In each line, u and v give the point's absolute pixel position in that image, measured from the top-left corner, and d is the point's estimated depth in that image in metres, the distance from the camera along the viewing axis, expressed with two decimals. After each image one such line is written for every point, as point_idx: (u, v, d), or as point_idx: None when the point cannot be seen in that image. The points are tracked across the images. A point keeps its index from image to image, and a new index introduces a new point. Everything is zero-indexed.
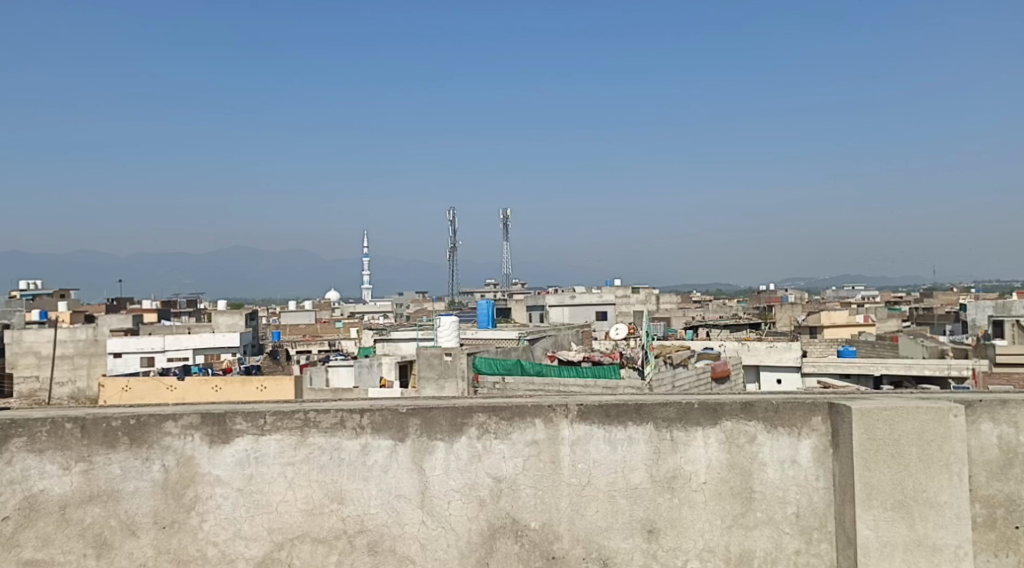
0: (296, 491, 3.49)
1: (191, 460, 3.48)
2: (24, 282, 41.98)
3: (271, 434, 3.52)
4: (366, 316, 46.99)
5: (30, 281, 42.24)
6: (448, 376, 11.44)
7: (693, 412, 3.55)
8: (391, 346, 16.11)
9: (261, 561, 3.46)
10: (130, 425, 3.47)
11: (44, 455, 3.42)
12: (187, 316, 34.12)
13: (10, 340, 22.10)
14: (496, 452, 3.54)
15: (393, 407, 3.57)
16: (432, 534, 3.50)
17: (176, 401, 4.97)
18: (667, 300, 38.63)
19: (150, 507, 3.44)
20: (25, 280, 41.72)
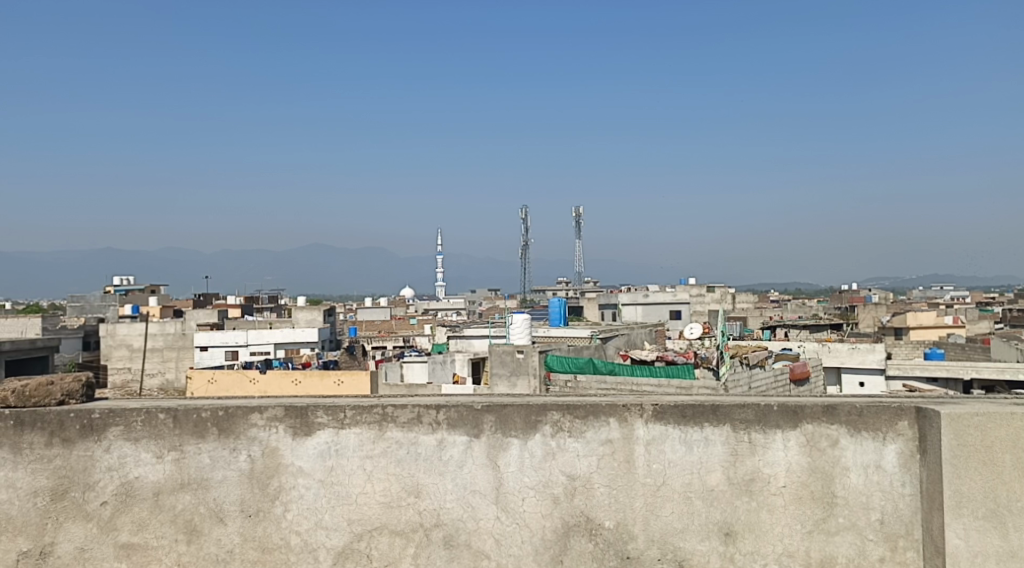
0: (375, 484, 3.57)
1: (276, 451, 3.58)
2: (117, 279, 43.61)
3: (350, 427, 3.59)
4: (442, 314, 47.48)
5: (123, 278, 43.83)
6: (521, 374, 11.57)
7: (771, 414, 3.52)
8: (465, 343, 16.27)
9: (341, 552, 3.54)
10: (218, 416, 3.58)
11: (139, 443, 3.55)
12: (268, 311, 35.06)
13: (105, 333, 23.01)
14: (571, 449, 3.56)
15: (468, 403, 3.62)
16: (507, 530, 3.54)
17: (262, 396, 5.11)
18: (743, 299, 38.12)
19: (238, 496, 3.55)
20: (117, 277, 43.35)
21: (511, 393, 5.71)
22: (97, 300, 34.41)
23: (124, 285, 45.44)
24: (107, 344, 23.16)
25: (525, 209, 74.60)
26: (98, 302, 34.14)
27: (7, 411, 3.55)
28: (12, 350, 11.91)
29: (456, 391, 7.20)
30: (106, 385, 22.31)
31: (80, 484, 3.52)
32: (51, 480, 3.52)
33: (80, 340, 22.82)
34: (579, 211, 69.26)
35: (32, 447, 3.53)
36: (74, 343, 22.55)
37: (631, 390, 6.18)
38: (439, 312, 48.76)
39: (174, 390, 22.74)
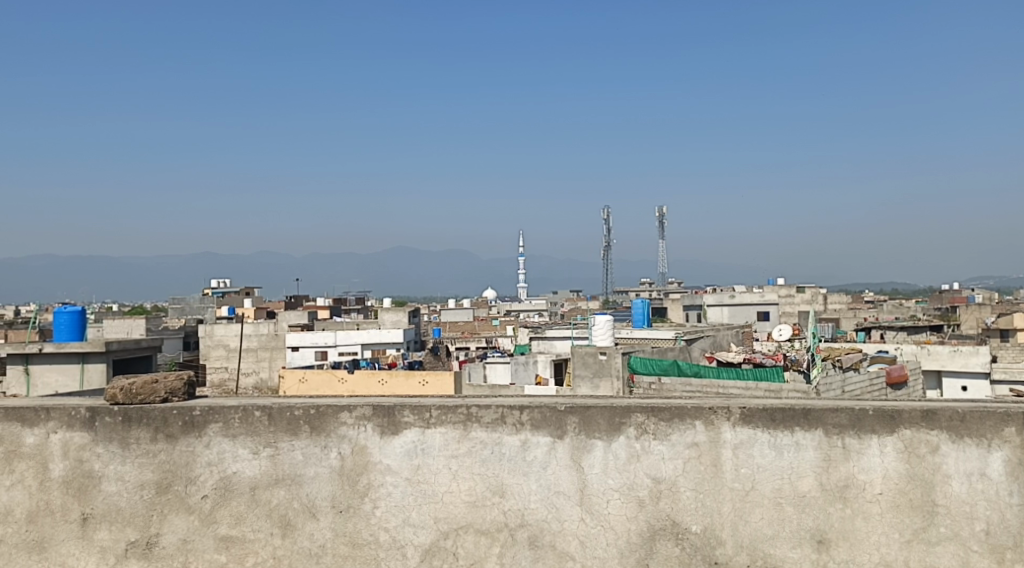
0: (460, 483, 3.61)
1: (364, 449, 3.65)
2: (214, 284, 45.09)
3: (436, 427, 3.64)
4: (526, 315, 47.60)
5: (219, 283, 45.29)
6: (604, 375, 11.54)
7: (866, 418, 3.43)
8: (547, 345, 16.37)
9: (428, 549, 3.58)
10: (310, 414, 3.66)
11: (236, 439, 3.66)
12: (357, 313, 35.71)
13: (203, 333, 23.72)
14: (656, 452, 3.54)
15: (552, 404, 3.62)
16: (591, 532, 3.54)
17: (357, 394, 5.22)
18: (835, 299, 37.21)
19: (329, 492, 3.62)
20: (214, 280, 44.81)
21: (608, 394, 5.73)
22: (196, 302, 35.69)
23: (220, 287, 46.90)
24: (206, 344, 23.88)
25: (608, 209, 74.36)
26: (197, 304, 35.41)
27: (115, 407, 3.70)
28: (118, 349, 12.39)
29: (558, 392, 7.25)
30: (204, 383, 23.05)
31: (182, 477, 3.64)
32: (156, 474, 3.65)
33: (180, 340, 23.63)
34: (663, 210, 68.67)
35: (138, 442, 3.67)
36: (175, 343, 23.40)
37: (728, 394, 6.12)
38: (523, 313, 48.93)
39: (267, 389, 23.35)
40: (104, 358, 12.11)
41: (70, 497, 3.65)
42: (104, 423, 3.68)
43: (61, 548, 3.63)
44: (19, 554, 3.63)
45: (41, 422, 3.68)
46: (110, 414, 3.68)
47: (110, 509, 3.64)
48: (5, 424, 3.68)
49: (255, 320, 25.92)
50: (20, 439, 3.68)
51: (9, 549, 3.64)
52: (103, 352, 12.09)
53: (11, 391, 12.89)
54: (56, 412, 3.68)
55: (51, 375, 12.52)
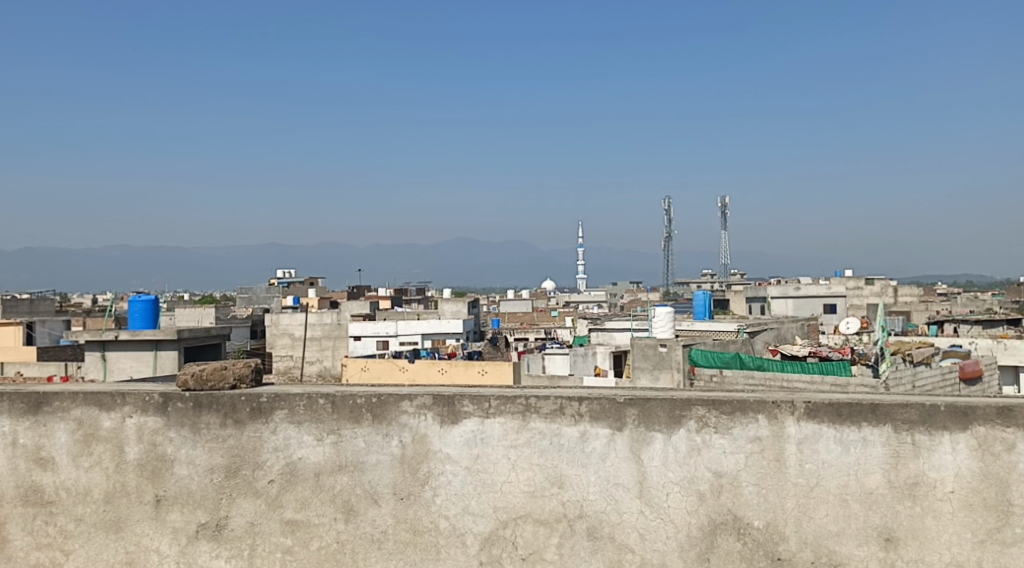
0: (519, 473, 3.61)
1: (425, 438, 3.67)
2: (279, 275, 45.87)
3: (495, 417, 3.64)
4: (587, 307, 47.46)
5: (284, 275, 46.05)
6: (664, 368, 11.52)
7: (937, 415, 3.35)
8: (606, 336, 16.33)
9: (488, 538, 3.59)
10: (372, 402, 3.70)
11: (301, 426, 3.71)
12: (418, 303, 36.05)
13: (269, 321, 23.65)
14: (717, 446, 3.50)
15: (611, 396, 3.60)
16: (651, 525, 3.51)
17: (422, 382, 5.26)
18: (906, 292, 36.36)
19: (390, 479, 3.66)
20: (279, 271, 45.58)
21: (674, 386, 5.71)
22: (263, 291, 36.38)
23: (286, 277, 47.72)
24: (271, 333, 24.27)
25: (670, 200, 73.73)
26: (263, 294, 36.11)
27: (187, 393, 3.77)
28: (190, 337, 12.67)
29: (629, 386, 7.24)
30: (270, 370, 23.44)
31: (250, 462, 3.71)
32: (225, 459, 3.72)
33: (247, 328, 24.08)
34: (726, 201, 67.86)
35: (208, 427, 3.74)
36: (242, 331, 23.86)
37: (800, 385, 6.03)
38: (584, 305, 48.79)
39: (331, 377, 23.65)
40: (176, 346, 12.40)
41: (144, 479, 3.74)
42: (175, 408, 3.76)
43: (136, 528, 3.73)
44: (97, 533, 3.75)
45: (117, 406, 3.78)
46: (182, 399, 3.76)
47: (182, 492, 3.72)
48: (83, 408, 3.79)
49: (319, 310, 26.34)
50: (97, 423, 3.78)
51: (87, 528, 3.75)
52: (175, 340, 12.38)
53: (88, 376, 13.24)
54: (131, 397, 3.77)
55: (127, 361, 12.82)
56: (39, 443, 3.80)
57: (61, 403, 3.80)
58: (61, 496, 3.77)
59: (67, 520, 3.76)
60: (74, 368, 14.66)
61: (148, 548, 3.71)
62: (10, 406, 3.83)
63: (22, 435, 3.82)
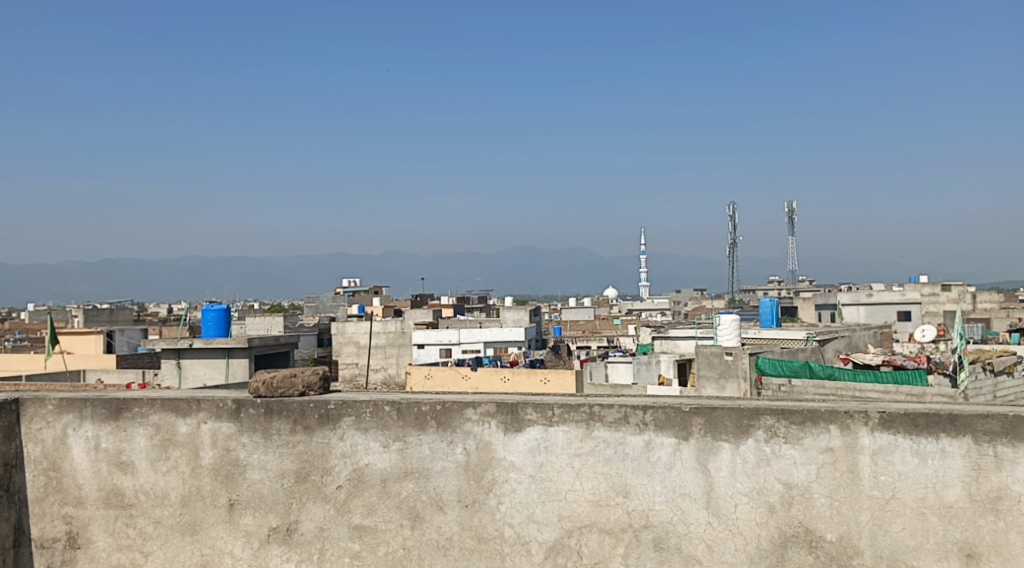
0: (584, 482, 3.57)
1: (489, 445, 3.66)
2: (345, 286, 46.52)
3: (559, 425, 3.61)
4: (651, 314, 47.13)
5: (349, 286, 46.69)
6: (730, 377, 11.34)
7: (1020, 425, 3.20)
8: (670, 345, 16.16)
9: (553, 546, 3.56)
10: (437, 410, 3.69)
11: (368, 432, 3.73)
12: (481, 311, 36.18)
13: (336, 330, 24.31)
14: (787, 457, 3.42)
15: (676, 405, 3.55)
16: (719, 536, 3.45)
17: (491, 389, 5.24)
18: (986, 298, 35.24)
19: (455, 487, 3.65)
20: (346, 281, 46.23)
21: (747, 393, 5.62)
22: (329, 300, 36.91)
23: (351, 286, 48.35)
24: (338, 341, 24.60)
25: (734, 207, 72.92)
26: (329, 303, 36.63)
27: (258, 399, 3.81)
28: (260, 345, 12.96)
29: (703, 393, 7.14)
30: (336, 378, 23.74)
31: (319, 468, 3.74)
32: (295, 464, 3.75)
33: (314, 336, 24.45)
34: (793, 206, 66.65)
35: (279, 433, 3.78)
36: (309, 339, 24.24)
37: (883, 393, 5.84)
38: (648, 313, 48.44)
39: (396, 385, 23.85)
40: (247, 354, 12.70)
41: (218, 483, 3.79)
42: (248, 414, 3.81)
43: (211, 531, 3.78)
44: (174, 536, 3.81)
45: (193, 412, 3.84)
46: (254, 405, 3.81)
47: (254, 496, 3.77)
48: (161, 414, 3.87)
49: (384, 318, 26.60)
50: (173, 428, 3.86)
51: (165, 531, 3.82)
52: (246, 347, 12.70)
53: (163, 383, 13.57)
54: (206, 403, 3.84)
55: (200, 368, 13.07)
56: (120, 447, 3.89)
57: (141, 408, 3.89)
58: (140, 499, 3.85)
59: (147, 522, 3.84)
60: (150, 375, 15.02)
61: (221, 551, 3.76)
62: (92, 411, 3.93)
63: (104, 439, 3.92)
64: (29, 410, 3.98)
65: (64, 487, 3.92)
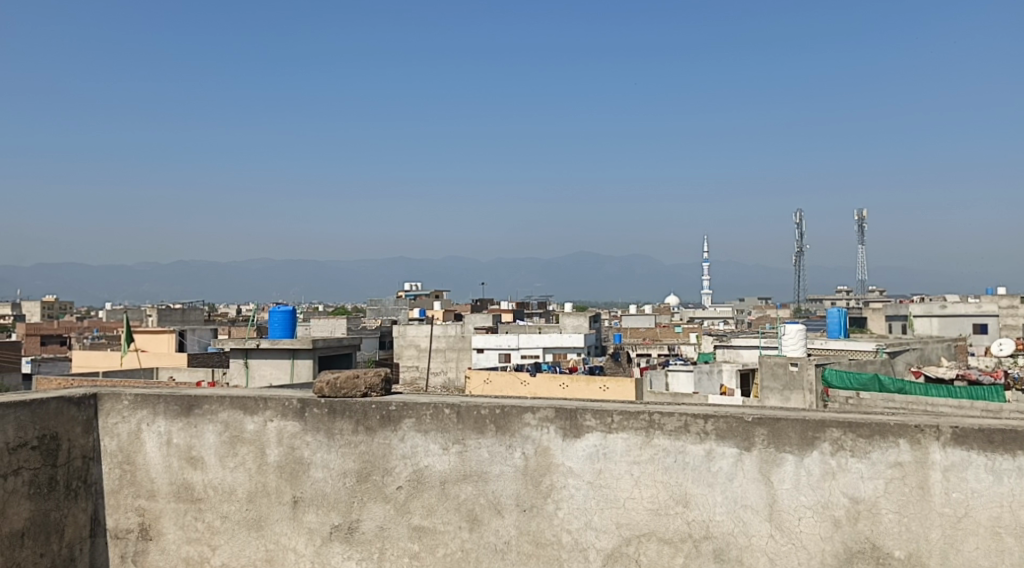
0: (643, 490, 3.52)
1: (547, 451, 3.62)
2: (407, 290, 46.96)
3: (618, 432, 3.57)
4: (713, 322, 46.61)
5: (411, 290, 47.12)
6: (795, 388, 11.13)
7: None
8: (732, 354, 15.91)
9: (611, 554, 3.52)
10: (496, 414, 3.68)
11: (428, 434, 3.73)
12: (540, 317, 36.13)
13: (397, 333, 24.44)
14: (854, 470, 3.32)
15: (739, 415, 3.47)
16: (782, 550, 3.37)
17: (552, 396, 5.21)
18: None
19: (514, 491, 3.63)
20: (408, 285, 46.71)
21: (813, 404, 5.52)
22: (391, 303, 37.24)
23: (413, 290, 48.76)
24: (399, 344, 24.79)
25: (801, 215, 71.82)
26: (391, 306, 36.95)
27: (323, 400, 3.84)
28: (324, 346, 13.12)
29: (772, 404, 7.00)
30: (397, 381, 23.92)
31: (380, 468, 3.75)
32: (357, 463, 3.77)
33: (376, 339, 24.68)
34: (863, 214, 65.15)
35: (342, 432, 3.80)
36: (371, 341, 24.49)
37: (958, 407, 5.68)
38: (710, 322, 47.89)
39: (455, 388, 23.94)
40: (312, 355, 12.87)
41: (283, 480, 3.83)
42: (312, 414, 3.84)
43: (276, 527, 3.82)
44: (240, 531, 3.86)
45: (260, 410, 3.89)
46: (317, 405, 3.84)
47: (317, 494, 3.79)
48: (229, 411, 3.92)
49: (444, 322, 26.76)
50: (241, 425, 3.91)
51: (231, 525, 3.87)
52: (310, 349, 12.87)
53: (232, 382, 13.80)
54: (272, 401, 3.87)
55: (266, 368, 13.25)
56: (190, 443, 3.96)
57: (210, 405, 3.94)
58: (209, 494, 3.91)
59: (214, 517, 3.89)
60: (219, 374, 15.30)
61: (286, 547, 3.80)
62: (164, 408, 4.00)
63: (174, 435, 3.98)
64: (106, 405, 4.08)
65: (137, 480, 4.01)
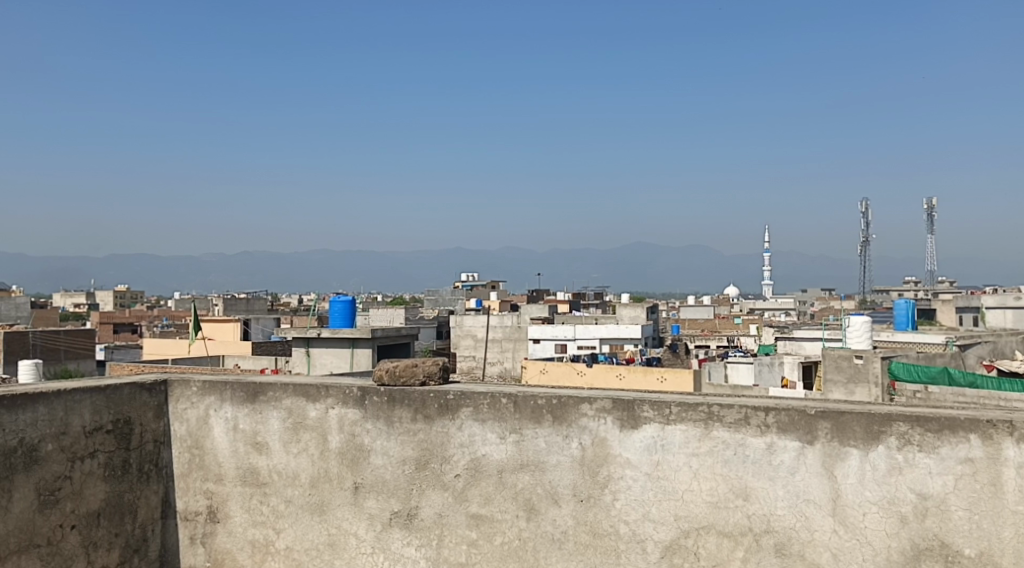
0: (702, 482, 3.46)
1: (605, 442, 3.58)
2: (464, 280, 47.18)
3: (676, 424, 3.51)
4: (774, 314, 45.99)
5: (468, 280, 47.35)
6: (859, 381, 10.91)
7: None
8: (794, 346, 15.65)
9: (669, 546, 3.47)
10: (553, 404, 3.65)
11: (486, 423, 3.71)
12: (598, 308, 36.04)
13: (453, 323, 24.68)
14: (922, 466, 3.21)
15: (801, 407, 3.39)
16: (846, 545, 3.28)
17: (611, 386, 5.16)
18: None
19: (571, 481, 3.60)
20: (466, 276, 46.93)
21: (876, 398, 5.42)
22: (449, 293, 37.51)
23: (468, 280, 48.93)
24: (455, 334, 24.93)
25: (865, 204, 70.38)
26: (449, 296, 37.19)
27: (382, 388, 3.85)
28: (382, 336, 13.22)
29: (840, 398, 6.81)
30: (453, 371, 24.03)
31: (438, 456, 3.75)
32: (415, 451, 3.78)
33: (433, 328, 24.91)
34: (931, 202, 63.67)
35: (400, 420, 3.81)
36: (429, 331, 24.81)
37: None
38: (770, 313, 47.27)
39: (511, 378, 23.99)
40: (370, 344, 12.98)
41: (344, 467, 3.85)
42: (372, 402, 3.85)
43: (338, 512, 3.84)
44: (303, 515, 3.89)
45: (322, 397, 3.91)
46: (377, 393, 3.85)
47: (377, 480, 3.81)
48: (292, 398, 3.96)
49: (501, 313, 26.78)
50: (304, 412, 3.94)
51: (295, 510, 3.90)
52: (369, 338, 12.97)
53: (294, 370, 13.98)
54: (334, 389, 3.90)
55: (327, 357, 13.37)
56: (256, 429, 4.00)
57: (274, 392, 3.98)
58: (274, 478, 3.95)
59: (279, 500, 3.93)
60: (281, 362, 15.53)
61: (347, 532, 3.82)
62: (232, 394, 4.06)
63: (241, 420, 4.03)
64: (175, 391, 4.15)
65: (205, 464, 4.07)
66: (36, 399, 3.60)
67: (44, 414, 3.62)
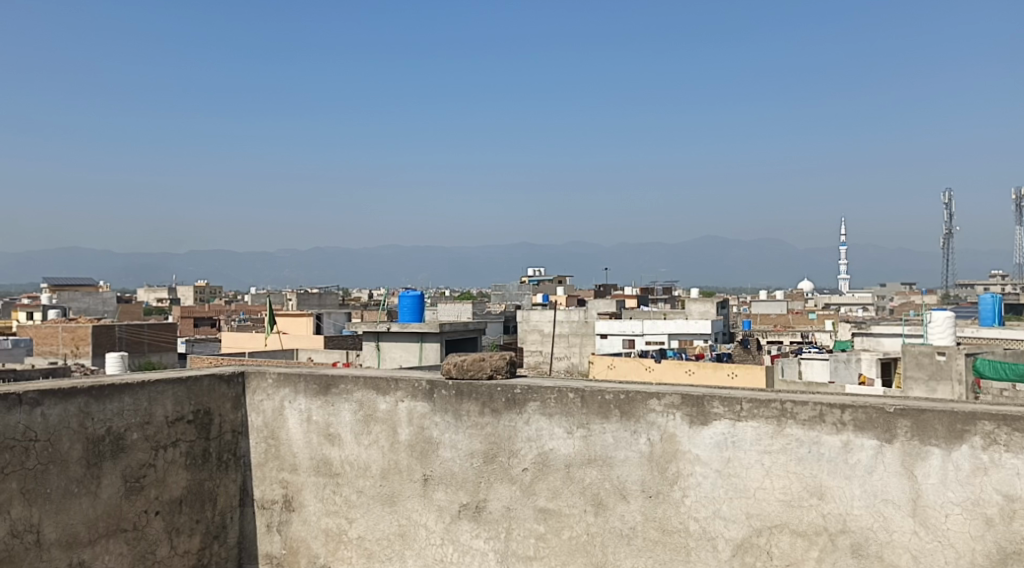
0: (774, 480, 3.37)
1: (674, 437, 3.51)
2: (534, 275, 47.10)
3: (747, 420, 3.42)
4: (851, 310, 44.84)
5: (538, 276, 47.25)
6: (942, 378, 10.54)
7: None
8: (871, 342, 15.21)
9: (741, 544, 3.38)
10: (621, 399, 3.59)
11: (553, 418, 3.67)
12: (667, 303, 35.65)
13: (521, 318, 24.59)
14: (1008, 467, 3.06)
15: (880, 405, 3.27)
16: (927, 547, 3.15)
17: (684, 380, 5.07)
18: None
19: (639, 477, 3.54)
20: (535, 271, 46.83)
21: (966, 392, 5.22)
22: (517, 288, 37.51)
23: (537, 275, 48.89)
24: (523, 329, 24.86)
25: (947, 195, 68.27)
26: (517, 291, 37.20)
27: (450, 381, 3.84)
28: (451, 330, 13.28)
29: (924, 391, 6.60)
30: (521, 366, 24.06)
31: (506, 450, 3.73)
32: (483, 444, 3.75)
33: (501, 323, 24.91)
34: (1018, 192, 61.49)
35: (469, 413, 3.79)
36: (497, 326, 24.79)
37: None
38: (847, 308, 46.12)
39: (579, 373, 23.87)
40: (439, 338, 13.06)
41: (413, 459, 3.85)
42: (440, 395, 3.84)
43: (407, 503, 3.85)
44: (374, 505, 3.90)
45: (391, 390, 3.92)
46: (445, 387, 3.83)
47: (446, 473, 3.80)
48: (363, 391, 3.97)
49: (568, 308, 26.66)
50: (375, 404, 3.95)
51: (366, 500, 3.92)
52: (438, 333, 13.03)
53: (364, 363, 14.11)
54: (403, 382, 3.90)
55: (396, 351, 13.45)
56: (328, 420, 4.03)
57: (346, 385, 4.00)
58: (346, 469, 3.97)
59: (351, 491, 3.95)
60: (353, 357, 15.71)
61: (417, 524, 3.82)
62: (305, 386, 4.09)
63: (314, 412, 4.06)
64: (252, 383, 4.20)
65: (280, 454, 4.11)
66: (120, 390, 3.67)
67: (129, 404, 3.70)
